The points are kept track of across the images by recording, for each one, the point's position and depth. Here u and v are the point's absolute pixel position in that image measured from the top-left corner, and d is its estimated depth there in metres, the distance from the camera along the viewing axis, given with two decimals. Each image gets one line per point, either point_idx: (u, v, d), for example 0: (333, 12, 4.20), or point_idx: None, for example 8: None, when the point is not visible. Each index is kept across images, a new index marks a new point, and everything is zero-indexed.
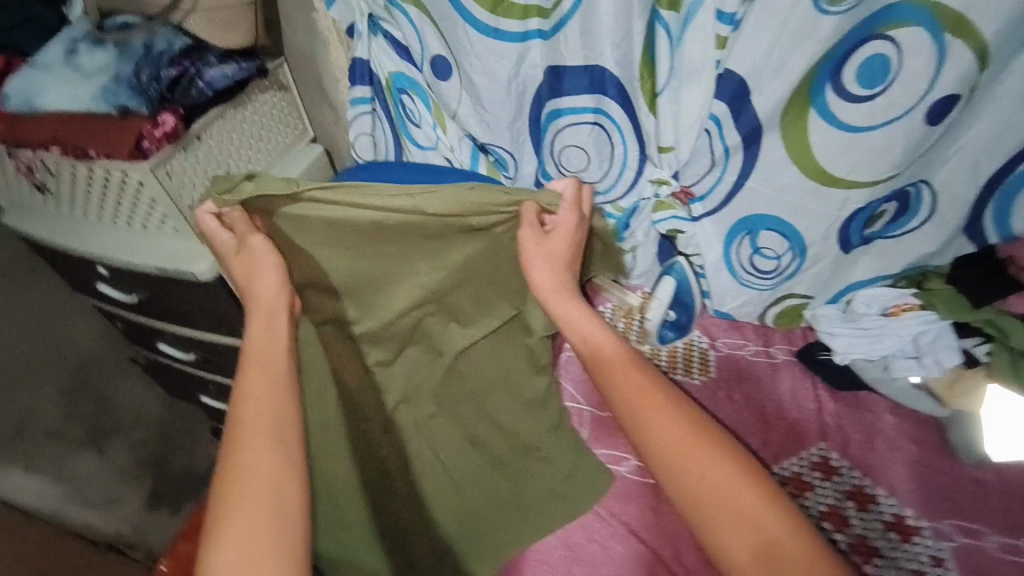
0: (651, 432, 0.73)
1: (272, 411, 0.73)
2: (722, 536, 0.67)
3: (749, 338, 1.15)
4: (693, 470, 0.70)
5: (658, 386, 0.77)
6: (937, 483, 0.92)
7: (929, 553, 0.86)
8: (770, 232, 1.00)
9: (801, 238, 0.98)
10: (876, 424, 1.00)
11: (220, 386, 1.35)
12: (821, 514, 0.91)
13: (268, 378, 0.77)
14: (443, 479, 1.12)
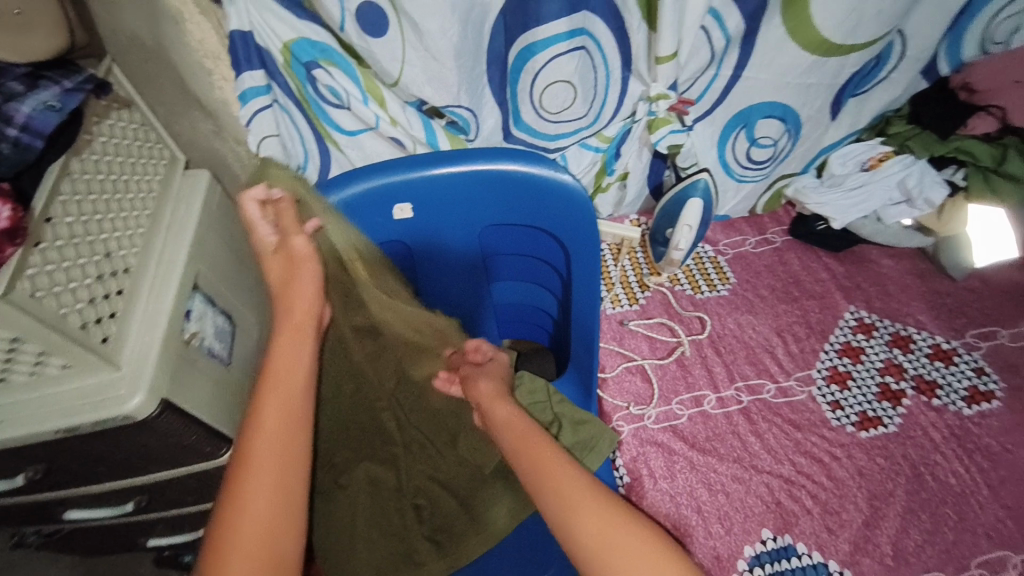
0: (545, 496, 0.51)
1: (280, 466, 0.49)
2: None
3: (745, 232, 1.14)
4: (587, 536, 0.48)
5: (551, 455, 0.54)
6: (948, 304, 1.03)
7: (970, 366, 0.95)
8: (767, 120, 0.94)
9: (797, 116, 0.94)
10: (880, 271, 1.08)
11: (175, 521, 0.87)
12: (881, 370, 0.96)
13: (294, 407, 0.52)
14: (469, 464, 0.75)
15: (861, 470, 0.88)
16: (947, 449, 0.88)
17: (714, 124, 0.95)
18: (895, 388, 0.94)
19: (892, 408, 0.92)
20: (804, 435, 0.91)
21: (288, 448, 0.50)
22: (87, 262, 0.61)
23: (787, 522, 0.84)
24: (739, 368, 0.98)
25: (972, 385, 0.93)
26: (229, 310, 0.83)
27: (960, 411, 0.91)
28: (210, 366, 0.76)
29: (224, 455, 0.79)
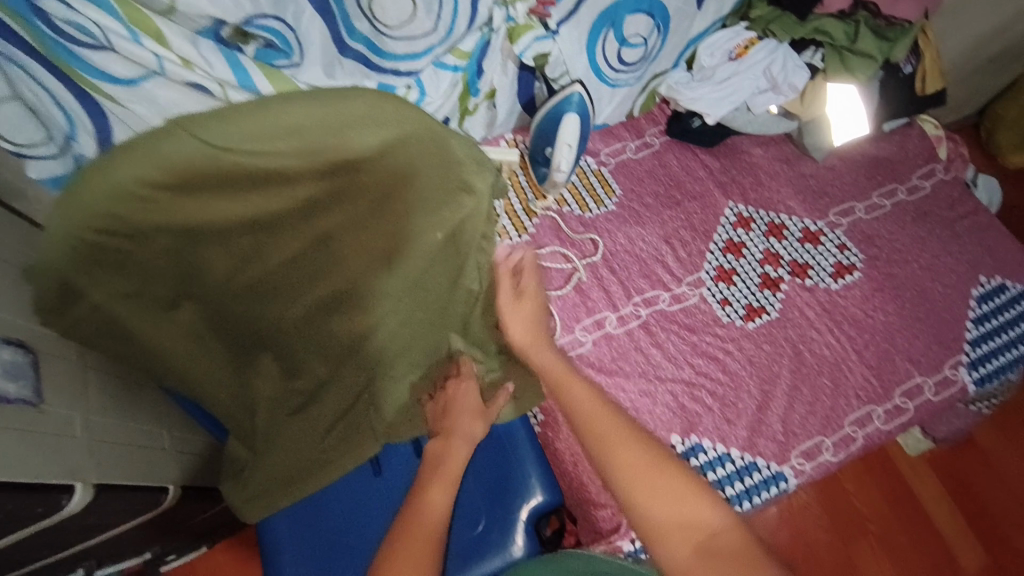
0: (597, 444, 0.61)
1: None
2: (666, 540, 0.55)
3: (625, 137, 1.09)
4: (658, 505, 0.57)
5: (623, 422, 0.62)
6: (812, 187, 1.07)
7: (834, 244, 1.02)
8: (634, 15, 0.88)
9: (663, 8, 0.89)
10: (752, 162, 1.09)
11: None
12: (760, 261, 1.00)
13: None
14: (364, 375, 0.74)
15: (752, 359, 0.92)
16: (819, 324, 0.96)
17: (581, 23, 0.85)
18: (774, 276, 0.99)
19: (772, 295, 0.97)
20: (700, 337, 0.93)
21: None
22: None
23: (693, 424, 0.87)
24: (634, 284, 0.97)
25: (836, 261, 1.01)
26: (23, 338, 0.65)
27: (828, 286, 0.99)
28: (12, 414, 0.60)
29: (71, 502, 0.65)
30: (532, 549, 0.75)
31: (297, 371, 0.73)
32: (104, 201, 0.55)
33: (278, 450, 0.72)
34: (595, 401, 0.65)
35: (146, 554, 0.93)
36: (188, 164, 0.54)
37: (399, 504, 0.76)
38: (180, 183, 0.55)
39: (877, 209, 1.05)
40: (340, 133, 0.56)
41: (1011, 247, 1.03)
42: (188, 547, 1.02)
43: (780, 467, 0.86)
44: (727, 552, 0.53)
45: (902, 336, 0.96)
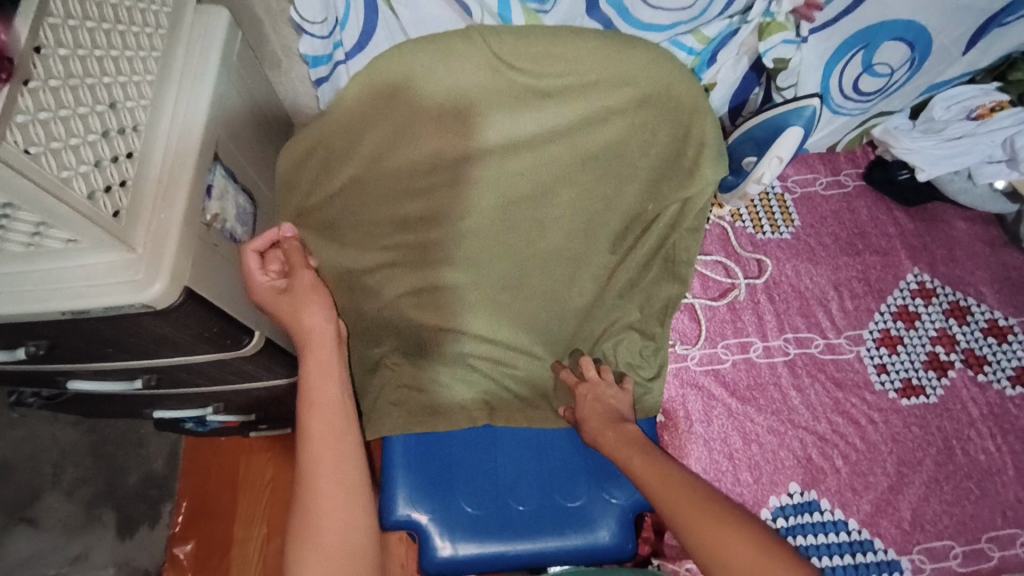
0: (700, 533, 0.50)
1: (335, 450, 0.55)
2: None
3: (818, 170, 1.05)
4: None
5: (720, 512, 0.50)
6: (1012, 279, 0.97)
7: (1022, 347, 0.92)
8: (894, 44, 0.82)
9: (929, 44, 0.83)
10: (951, 234, 1.01)
11: (184, 396, 0.82)
12: (933, 339, 0.92)
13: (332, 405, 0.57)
14: (526, 327, 0.73)
15: (895, 436, 0.86)
16: (982, 425, 0.87)
17: (835, 37, 0.80)
18: (943, 359, 0.91)
19: (936, 378, 0.89)
20: (846, 395, 0.88)
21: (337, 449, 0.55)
22: (79, 111, 0.46)
23: (817, 479, 0.83)
24: (788, 320, 0.92)
25: (1019, 366, 0.91)
26: (248, 189, 0.72)
27: (1003, 389, 0.89)
28: (231, 252, 0.66)
29: (247, 346, 0.70)
30: (623, 539, 0.72)
31: (471, 286, 0.72)
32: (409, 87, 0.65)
33: (434, 365, 0.72)
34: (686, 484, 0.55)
35: (250, 416, 0.94)
36: (473, 82, 0.65)
37: (512, 453, 0.74)
38: (462, 92, 0.66)
39: None
40: (602, 83, 0.66)
41: None
42: (281, 422, 1.01)
43: (897, 556, 0.80)
44: None
45: None
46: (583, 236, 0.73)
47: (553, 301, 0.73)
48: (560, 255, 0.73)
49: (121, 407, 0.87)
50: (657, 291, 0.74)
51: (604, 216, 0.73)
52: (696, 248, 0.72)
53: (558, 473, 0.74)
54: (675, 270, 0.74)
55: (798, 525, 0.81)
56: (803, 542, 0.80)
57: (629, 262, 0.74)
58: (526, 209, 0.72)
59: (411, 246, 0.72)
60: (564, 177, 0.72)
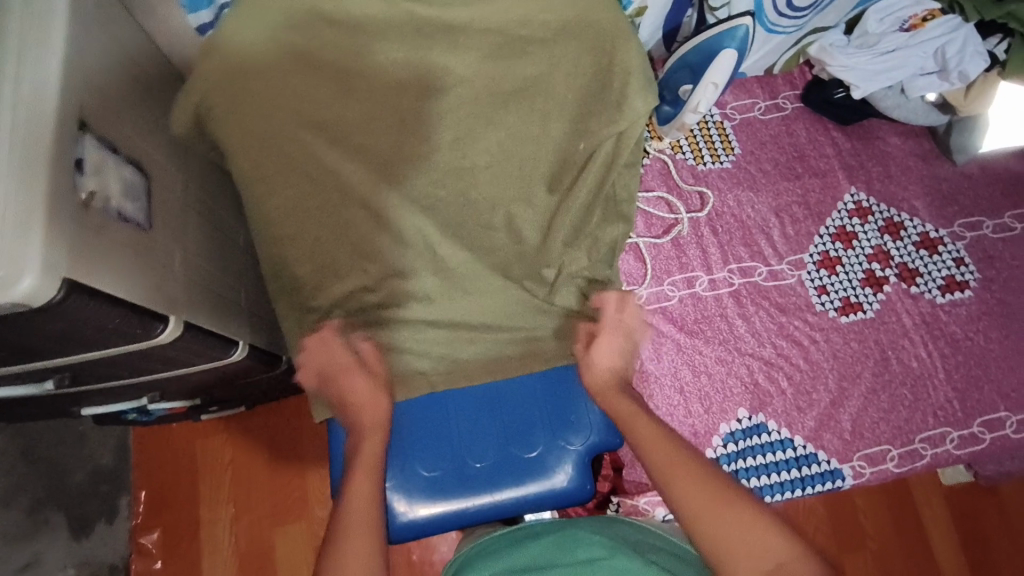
0: (665, 471, 0.55)
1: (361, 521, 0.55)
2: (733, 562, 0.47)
3: (756, 94, 1.03)
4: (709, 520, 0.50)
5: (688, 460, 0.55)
6: (943, 191, 0.99)
7: (952, 257, 0.95)
8: None
9: None
10: (886, 151, 1.01)
11: (110, 390, 0.76)
12: (869, 256, 0.94)
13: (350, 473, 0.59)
14: (472, 284, 0.69)
15: (836, 353, 0.89)
16: (916, 334, 0.90)
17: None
18: (879, 275, 0.93)
19: (873, 293, 0.92)
20: (789, 319, 0.89)
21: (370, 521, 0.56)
22: None
23: (763, 402, 0.85)
24: (732, 250, 0.92)
25: (949, 275, 0.94)
26: (138, 159, 0.64)
27: (934, 298, 0.92)
28: (123, 234, 0.60)
29: (163, 332, 0.65)
30: (581, 481, 0.72)
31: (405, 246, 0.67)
32: (301, 33, 0.62)
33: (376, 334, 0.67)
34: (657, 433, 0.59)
35: (196, 398, 0.89)
36: (372, 18, 0.63)
37: (466, 413, 0.72)
38: (356, 33, 0.63)
39: (1006, 232, 0.97)
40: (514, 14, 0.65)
41: None
42: (230, 402, 0.96)
43: (839, 465, 0.84)
44: None
45: (999, 366, 0.89)
46: (520, 183, 0.68)
47: (495, 253, 0.70)
48: (498, 204, 0.68)
49: (42, 409, 0.81)
50: (603, 234, 0.71)
51: (540, 158, 0.68)
52: (635, 183, 0.69)
53: (512, 425, 0.72)
54: (617, 209, 0.71)
55: (748, 448, 0.84)
56: (752, 463, 0.83)
57: (575, 206, 0.68)
58: (454, 158, 0.67)
59: (334, 211, 0.66)
60: (491, 119, 0.67)
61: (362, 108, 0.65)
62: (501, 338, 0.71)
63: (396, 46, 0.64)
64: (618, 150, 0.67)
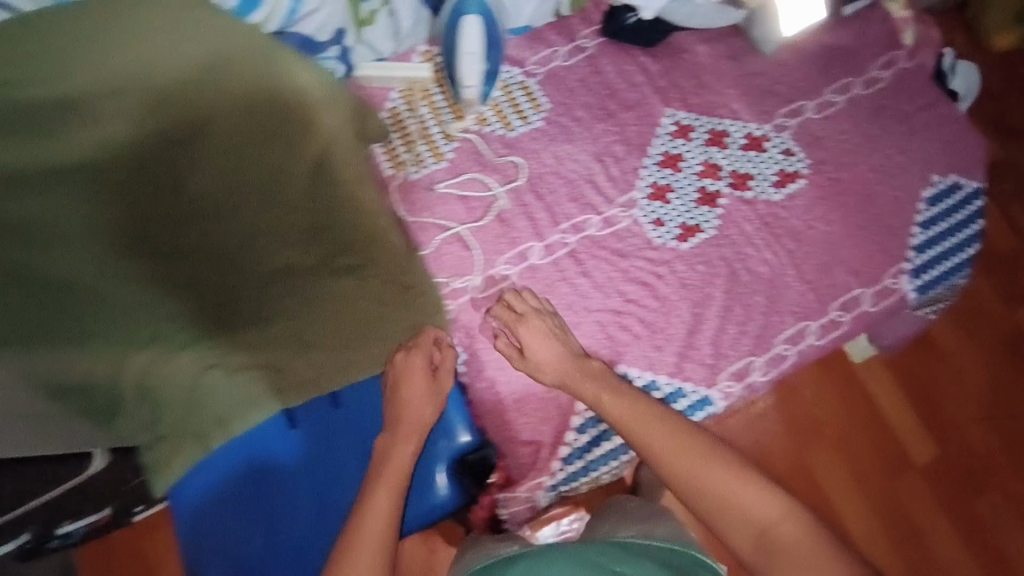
0: (633, 434, 0.70)
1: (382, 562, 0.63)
2: (723, 526, 0.65)
3: (554, 42, 0.98)
4: (691, 481, 0.66)
5: (670, 426, 0.70)
6: (760, 85, 0.97)
7: (780, 149, 0.93)
8: None
9: None
10: (695, 62, 0.98)
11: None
12: (699, 174, 0.93)
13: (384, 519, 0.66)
14: (266, 319, 0.76)
15: (684, 281, 0.88)
16: (759, 238, 0.89)
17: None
18: (712, 190, 0.92)
19: (709, 211, 0.91)
20: (631, 262, 0.88)
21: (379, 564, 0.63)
22: None
23: (621, 350, 0.85)
24: (561, 210, 0.90)
25: (780, 168, 0.92)
26: None
27: (770, 197, 0.91)
28: None
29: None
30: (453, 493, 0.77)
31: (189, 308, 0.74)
32: (2, 148, 0.67)
33: (205, 400, 0.74)
34: (621, 401, 0.73)
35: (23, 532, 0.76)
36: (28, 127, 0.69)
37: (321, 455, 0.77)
38: (27, 145, 0.69)
39: (828, 109, 0.96)
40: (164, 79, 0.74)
41: (969, 140, 0.95)
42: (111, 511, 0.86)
43: (707, 391, 0.84)
44: (789, 550, 0.61)
45: (844, 246, 0.89)
46: (272, 216, 0.78)
47: (275, 282, 0.77)
48: (263, 238, 0.77)
49: None
50: (362, 230, 0.80)
51: (283, 191, 0.79)
52: (370, 192, 0.81)
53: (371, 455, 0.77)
54: (369, 215, 0.81)
55: None
56: None
57: (322, 214, 0.80)
58: (205, 219, 0.76)
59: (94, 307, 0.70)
60: (217, 177, 0.77)
61: (79, 219, 0.71)
62: (314, 353, 0.77)
63: (66, 136, 0.71)
64: (331, 165, 0.81)
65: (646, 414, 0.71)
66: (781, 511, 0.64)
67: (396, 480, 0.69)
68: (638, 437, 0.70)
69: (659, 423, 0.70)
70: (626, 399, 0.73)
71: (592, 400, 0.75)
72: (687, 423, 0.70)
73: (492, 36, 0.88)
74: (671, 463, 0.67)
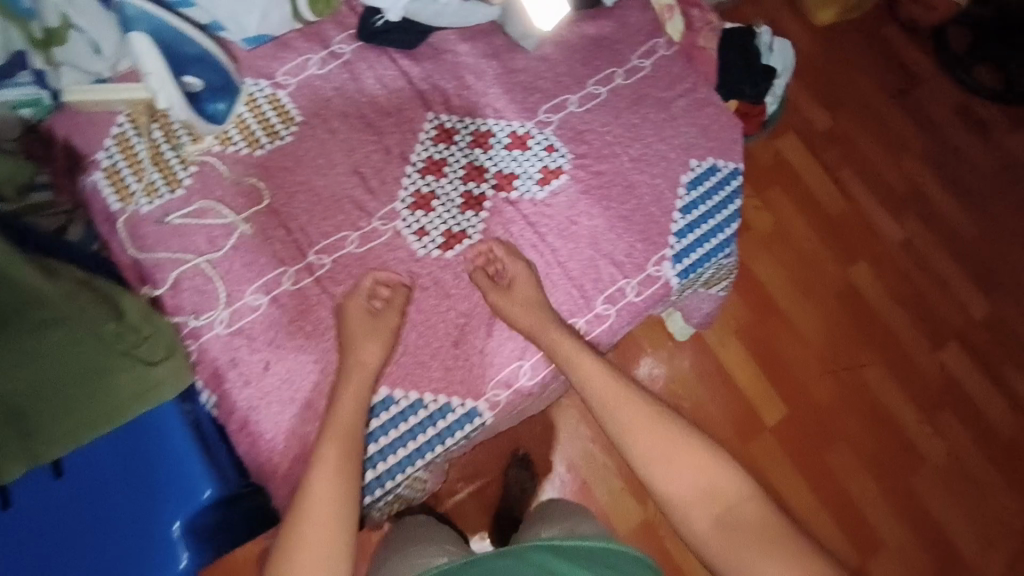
0: (610, 404, 0.77)
1: (324, 538, 0.64)
2: (678, 501, 0.70)
3: (304, 49, 0.92)
4: (653, 456, 0.72)
5: (634, 402, 0.77)
6: (523, 82, 0.96)
7: (543, 146, 0.92)
8: None
9: None
10: (456, 62, 0.95)
11: None
12: (462, 178, 0.90)
13: (336, 496, 0.67)
14: None
15: (449, 292, 0.85)
16: (524, 240, 0.88)
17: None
18: (476, 194, 0.90)
19: (474, 216, 0.88)
20: (393, 277, 0.85)
21: (333, 535, 0.65)
22: None
23: (392, 376, 0.81)
24: (315, 230, 0.85)
25: (543, 166, 0.91)
26: None
27: (533, 196, 0.90)
28: None
29: None
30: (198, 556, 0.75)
31: None
32: None
33: None
34: (599, 371, 0.80)
35: None
36: None
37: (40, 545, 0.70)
38: None
39: (590, 101, 0.96)
40: None
41: (726, 122, 0.97)
42: None
43: (473, 403, 0.82)
44: (743, 521, 0.67)
45: (608, 239, 0.89)
46: None
47: None
48: None
49: None
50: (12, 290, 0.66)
51: None
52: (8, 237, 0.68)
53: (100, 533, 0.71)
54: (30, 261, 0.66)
55: (378, 429, 0.80)
56: (384, 443, 0.80)
57: None
58: None
59: None
60: None
61: None
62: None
63: None
64: None
65: (620, 388, 0.78)
66: (739, 488, 0.70)
67: (345, 433, 0.72)
68: (621, 398, 0.77)
69: (635, 396, 0.77)
70: (600, 367, 0.80)
71: (569, 370, 0.81)
72: (652, 399, 0.77)
73: (193, 50, 0.82)
74: (646, 444, 0.73)
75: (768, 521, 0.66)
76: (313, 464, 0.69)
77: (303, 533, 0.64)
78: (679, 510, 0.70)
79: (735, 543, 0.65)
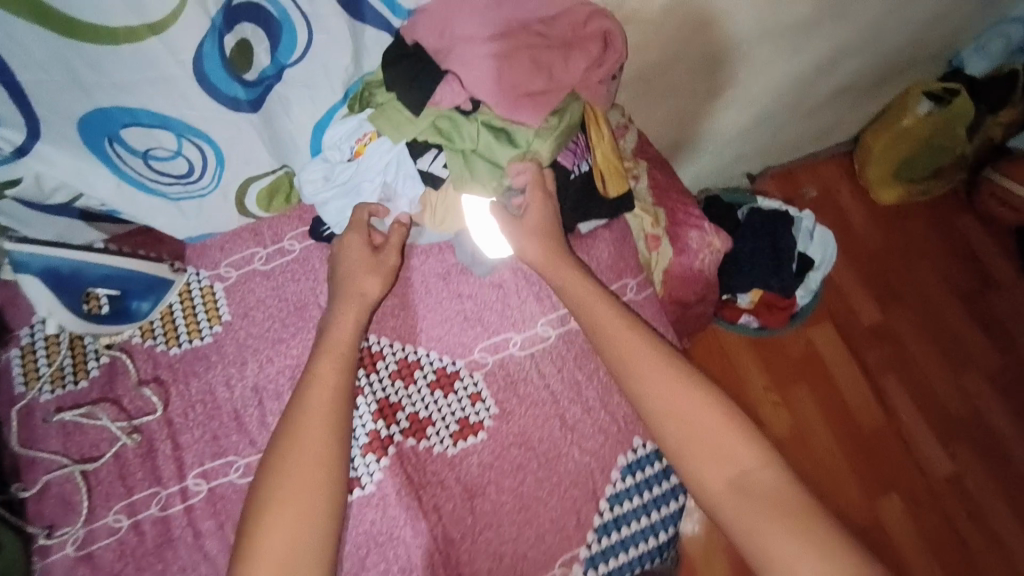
0: (624, 362, 0.72)
1: (316, 458, 0.63)
2: (690, 459, 0.67)
3: (253, 243, 0.90)
4: (666, 406, 0.68)
5: (663, 357, 0.71)
6: (466, 310, 0.89)
7: (467, 393, 0.84)
8: (140, 129, 0.69)
9: (184, 121, 0.70)
10: (404, 276, 0.89)
11: None
12: (372, 414, 0.81)
13: (325, 426, 0.65)
14: None
15: None
16: (420, 501, 0.78)
17: (23, 173, 0.69)
18: (384, 435, 0.80)
19: (373, 462, 0.78)
20: None
21: (330, 448, 0.64)
22: None
23: None
24: (202, 449, 0.80)
25: (462, 417, 0.82)
26: None
27: (443, 451, 0.81)
28: None
29: None
30: None
31: None
32: None
33: None
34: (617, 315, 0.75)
35: None
36: None
37: None
38: None
39: (534, 345, 0.87)
40: None
41: None
42: None
43: None
44: (758, 489, 0.64)
45: (512, 520, 0.78)
46: None
47: None
48: None
49: None
50: None
51: None
52: None
53: None
54: None
55: None
56: None
57: None
58: None
59: None
60: None
61: None
62: None
63: None
64: None
65: (639, 339, 0.72)
66: (758, 459, 0.65)
67: (342, 346, 0.72)
68: (627, 366, 0.71)
69: (659, 356, 0.71)
70: (616, 312, 0.74)
71: (586, 324, 0.76)
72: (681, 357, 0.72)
73: (101, 272, 0.80)
74: (659, 389, 0.69)
75: (784, 500, 0.63)
76: (308, 380, 0.69)
77: (301, 428, 0.65)
78: (694, 470, 0.66)
79: (744, 509, 0.63)
